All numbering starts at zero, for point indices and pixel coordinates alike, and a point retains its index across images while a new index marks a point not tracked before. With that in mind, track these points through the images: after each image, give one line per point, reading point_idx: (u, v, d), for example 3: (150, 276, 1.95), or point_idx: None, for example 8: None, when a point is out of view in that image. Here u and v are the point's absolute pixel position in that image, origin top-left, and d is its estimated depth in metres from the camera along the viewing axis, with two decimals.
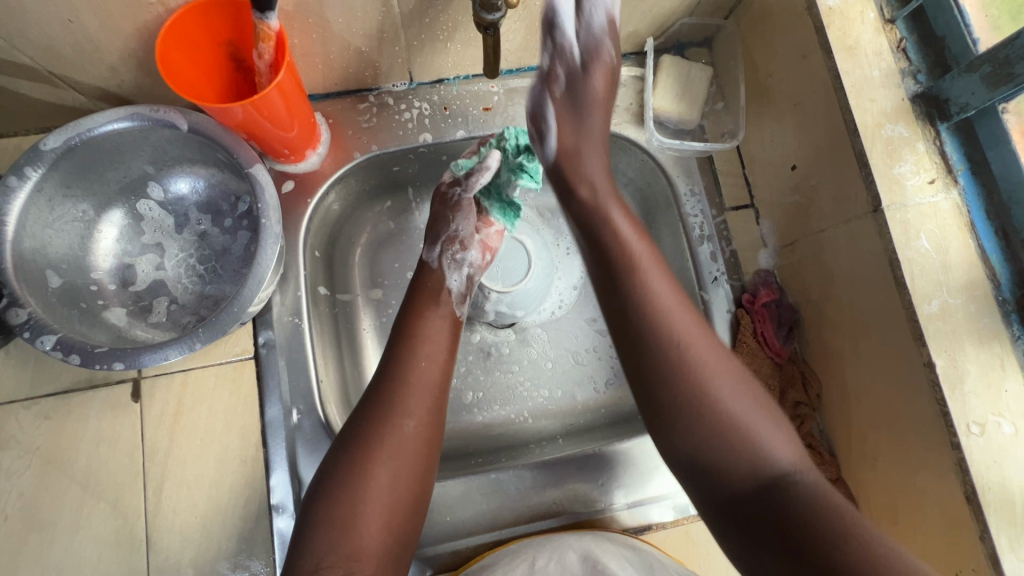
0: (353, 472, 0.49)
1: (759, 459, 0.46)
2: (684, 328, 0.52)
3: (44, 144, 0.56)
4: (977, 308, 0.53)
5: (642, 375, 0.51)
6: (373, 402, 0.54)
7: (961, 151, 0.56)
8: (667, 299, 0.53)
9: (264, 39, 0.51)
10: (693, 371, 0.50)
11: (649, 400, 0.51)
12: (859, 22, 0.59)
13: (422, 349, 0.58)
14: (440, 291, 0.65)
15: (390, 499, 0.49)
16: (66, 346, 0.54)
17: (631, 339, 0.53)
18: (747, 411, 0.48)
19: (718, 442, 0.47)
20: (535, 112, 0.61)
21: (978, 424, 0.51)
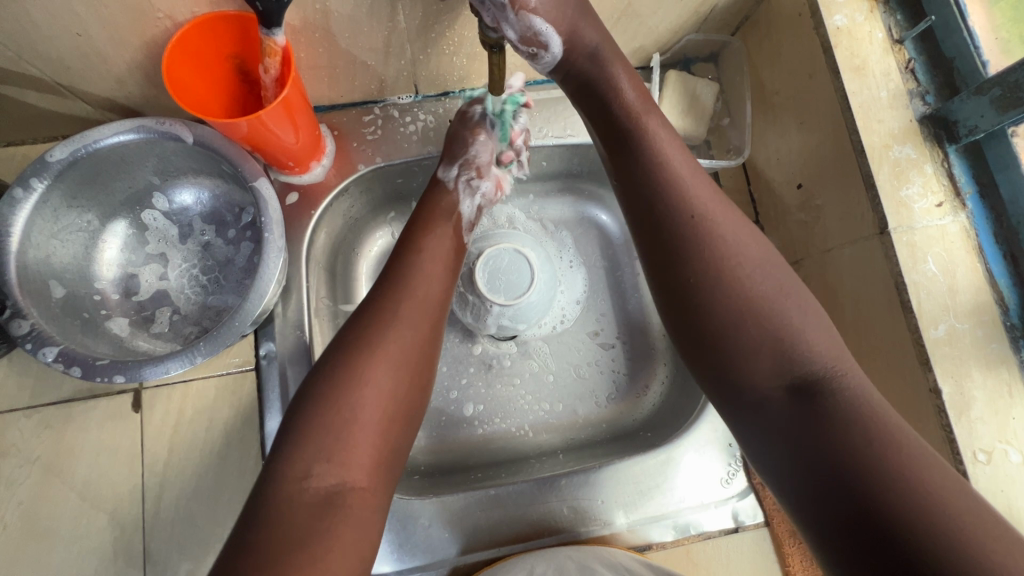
0: (351, 377, 0.48)
1: (794, 354, 0.45)
2: (714, 219, 0.50)
3: (51, 155, 0.56)
4: (984, 333, 0.52)
5: (667, 270, 0.50)
6: (373, 311, 0.53)
7: (969, 174, 0.56)
8: (693, 188, 0.52)
9: (270, 54, 0.52)
10: (719, 256, 0.49)
11: (671, 286, 0.50)
12: (868, 41, 0.59)
13: (424, 259, 0.59)
14: (444, 210, 0.65)
15: (385, 408, 0.49)
16: (67, 358, 0.54)
17: (656, 233, 0.51)
18: (780, 302, 0.47)
19: (750, 336, 0.46)
20: (525, 36, 0.54)
21: (985, 452, 0.50)
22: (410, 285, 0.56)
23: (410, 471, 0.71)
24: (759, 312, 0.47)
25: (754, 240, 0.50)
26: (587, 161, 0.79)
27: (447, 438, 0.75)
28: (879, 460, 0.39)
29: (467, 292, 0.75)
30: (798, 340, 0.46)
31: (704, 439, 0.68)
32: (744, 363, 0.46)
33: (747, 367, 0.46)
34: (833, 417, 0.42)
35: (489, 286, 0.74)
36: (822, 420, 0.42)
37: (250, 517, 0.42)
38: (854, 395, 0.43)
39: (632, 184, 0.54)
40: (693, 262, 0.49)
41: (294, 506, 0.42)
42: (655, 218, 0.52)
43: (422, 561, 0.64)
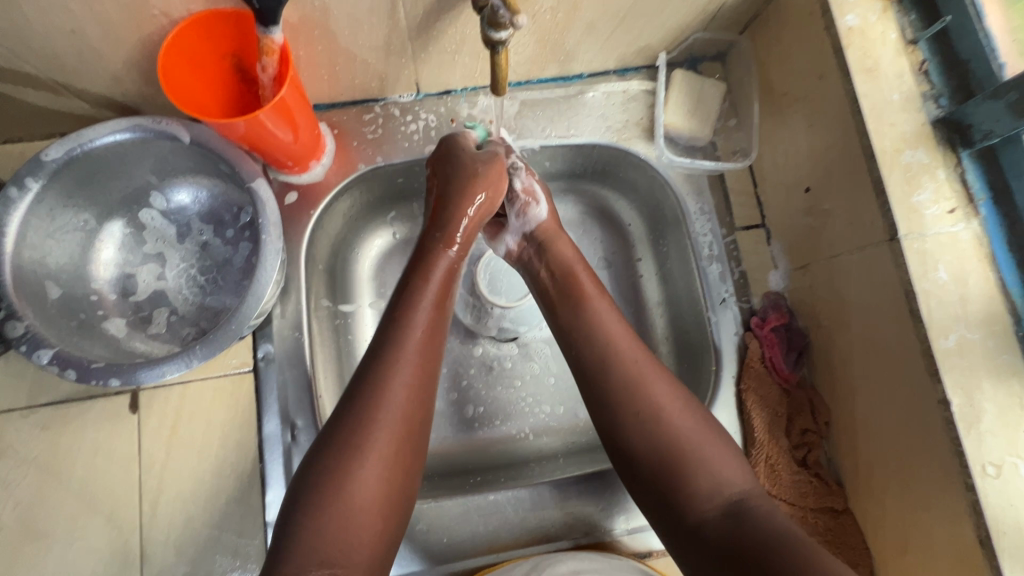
0: (338, 472, 0.46)
1: (714, 488, 0.49)
2: (634, 364, 0.54)
3: (46, 155, 0.56)
4: (995, 344, 0.51)
5: (599, 412, 0.54)
6: (356, 395, 0.49)
7: (983, 179, 0.54)
8: (615, 335, 0.57)
9: (268, 53, 0.51)
10: (645, 396, 0.52)
11: (608, 425, 0.53)
12: (881, 43, 0.57)
13: (412, 334, 0.53)
14: (439, 258, 0.61)
15: (379, 496, 0.47)
16: (63, 361, 0.53)
17: (583, 377, 0.56)
18: (697, 437, 0.51)
19: (675, 475, 0.49)
20: (529, 186, 0.68)
21: (994, 465, 0.49)
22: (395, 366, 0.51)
23: None
24: (682, 450, 0.50)
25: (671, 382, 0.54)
26: (591, 162, 0.78)
27: (447, 440, 0.75)
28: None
29: (467, 291, 0.77)
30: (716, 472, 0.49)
31: None
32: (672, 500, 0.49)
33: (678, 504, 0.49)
34: (759, 547, 0.44)
35: (489, 286, 0.76)
36: (749, 548, 0.45)
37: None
38: (772, 522, 0.47)
39: (569, 333, 0.59)
40: (619, 403, 0.53)
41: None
42: (591, 363, 0.56)
43: (420, 566, 0.63)
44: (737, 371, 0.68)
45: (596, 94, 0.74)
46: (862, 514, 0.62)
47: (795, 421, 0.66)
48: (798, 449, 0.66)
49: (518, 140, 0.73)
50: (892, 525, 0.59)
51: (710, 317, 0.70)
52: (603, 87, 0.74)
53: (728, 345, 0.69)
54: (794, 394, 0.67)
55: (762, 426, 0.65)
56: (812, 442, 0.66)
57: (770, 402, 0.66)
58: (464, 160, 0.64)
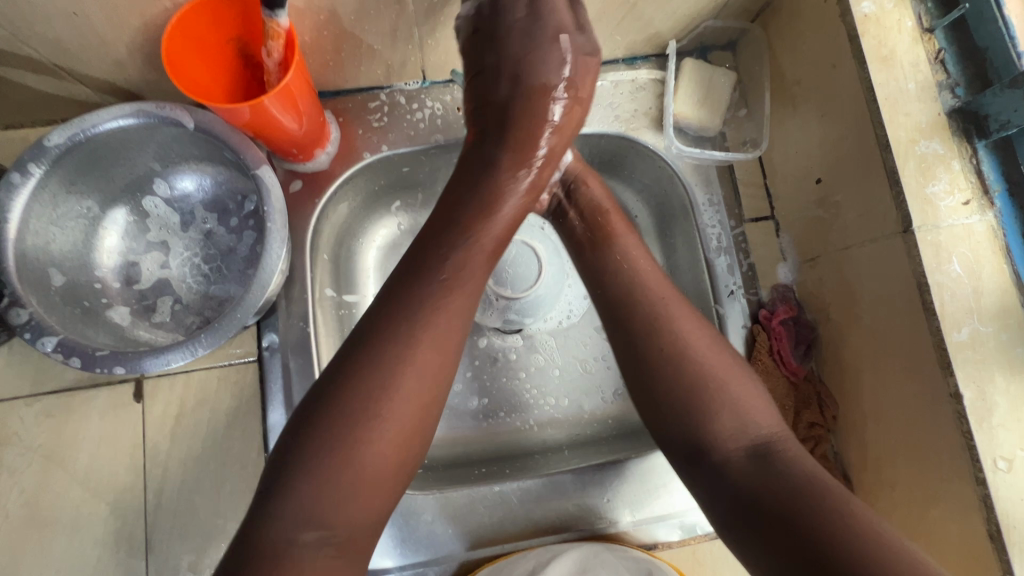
0: (347, 431, 0.42)
1: (745, 424, 0.47)
2: (664, 299, 0.53)
3: (48, 140, 0.55)
4: (1008, 337, 0.50)
5: (624, 342, 0.53)
6: (376, 352, 0.44)
7: (998, 171, 0.53)
8: (647, 275, 0.56)
9: (273, 37, 0.50)
10: (672, 329, 0.51)
11: (633, 358, 0.52)
12: (897, 30, 0.56)
13: (448, 288, 0.48)
14: (511, 189, 0.55)
15: (389, 454, 0.43)
16: (67, 348, 0.53)
17: (614, 320, 0.54)
18: (728, 375, 0.49)
19: (707, 408, 0.48)
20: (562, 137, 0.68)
21: (1006, 459, 0.49)
22: (422, 326, 0.46)
23: None
24: (709, 378, 0.49)
25: (700, 320, 0.53)
26: (598, 153, 0.77)
27: (452, 431, 0.74)
28: (838, 532, 0.39)
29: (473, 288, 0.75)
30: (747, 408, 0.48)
31: None
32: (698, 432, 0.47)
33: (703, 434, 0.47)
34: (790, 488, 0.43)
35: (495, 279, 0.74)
36: (780, 489, 0.43)
37: (231, 570, 0.39)
38: (806, 467, 0.44)
39: (596, 270, 0.58)
40: (652, 337, 0.51)
41: (282, 572, 0.39)
42: (619, 297, 0.55)
43: (424, 556, 0.63)
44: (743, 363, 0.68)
45: (604, 82, 0.73)
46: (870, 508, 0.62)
47: (802, 415, 0.65)
48: (804, 442, 0.65)
49: None
50: (901, 520, 0.58)
51: (718, 309, 0.70)
52: (611, 76, 0.73)
53: (736, 336, 0.69)
54: (801, 387, 0.67)
55: None
56: (820, 436, 0.65)
57: (776, 395, 0.66)
58: (553, 50, 0.56)
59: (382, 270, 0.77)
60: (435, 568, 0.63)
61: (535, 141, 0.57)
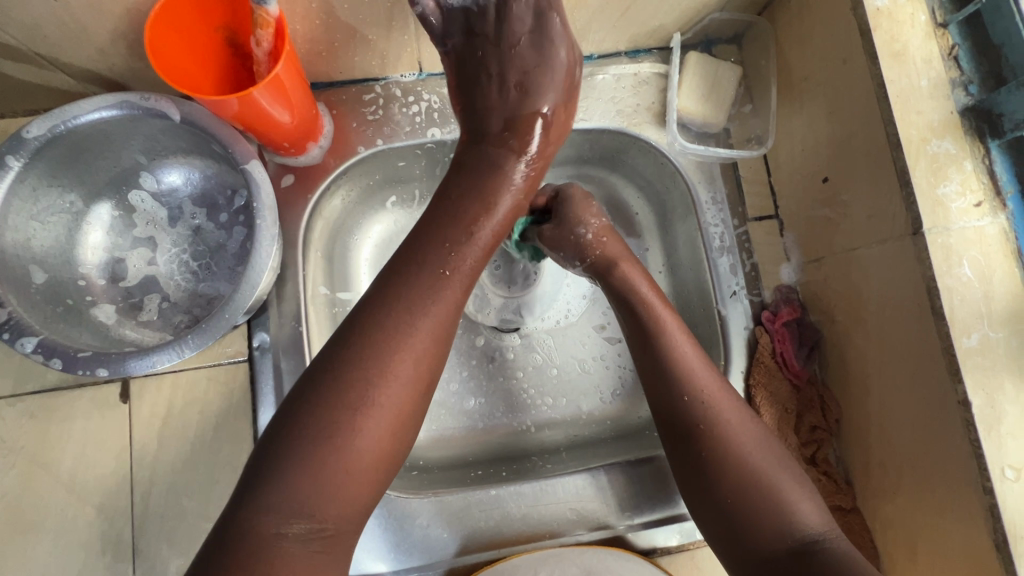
0: (340, 421, 0.41)
1: (791, 520, 0.46)
2: (712, 396, 0.51)
3: (27, 132, 0.52)
4: (1019, 343, 0.49)
5: (672, 435, 0.52)
6: (376, 340, 0.44)
7: (1011, 172, 0.52)
8: (695, 366, 0.53)
9: (262, 26, 0.48)
10: (718, 429, 0.50)
11: (684, 456, 0.51)
12: (910, 25, 0.54)
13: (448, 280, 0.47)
14: (506, 176, 0.53)
15: (380, 449, 0.42)
16: (47, 349, 0.51)
17: (665, 410, 0.52)
18: (776, 474, 0.48)
19: (756, 505, 0.47)
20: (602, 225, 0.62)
21: (1014, 469, 0.47)
22: (420, 313, 0.45)
23: (407, 466, 0.68)
24: (755, 479, 0.47)
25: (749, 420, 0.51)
26: (600, 147, 0.75)
27: (448, 431, 0.73)
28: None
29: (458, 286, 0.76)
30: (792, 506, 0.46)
31: None
32: (744, 526, 0.47)
33: (747, 530, 0.47)
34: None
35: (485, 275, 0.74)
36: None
37: (213, 555, 0.38)
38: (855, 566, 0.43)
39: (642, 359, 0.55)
40: (697, 428, 0.50)
41: (269, 564, 0.37)
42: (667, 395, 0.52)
43: (419, 561, 0.62)
44: (746, 365, 0.67)
45: (606, 76, 0.71)
46: (872, 514, 0.61)
47: (804, 417, 0.65)
48: (806, 446, 0.64)
49: None
50: (904, 527, 0.57)
51: (719, 310, 0.68)
52: (613, 69, 0.71)
53: (738, 338, 0.68)
54: (803, 390, 0.65)
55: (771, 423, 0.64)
56: (821, 439, 0.64)
57: (779, 399, 0.65)
58: (556, 54, 0.55)
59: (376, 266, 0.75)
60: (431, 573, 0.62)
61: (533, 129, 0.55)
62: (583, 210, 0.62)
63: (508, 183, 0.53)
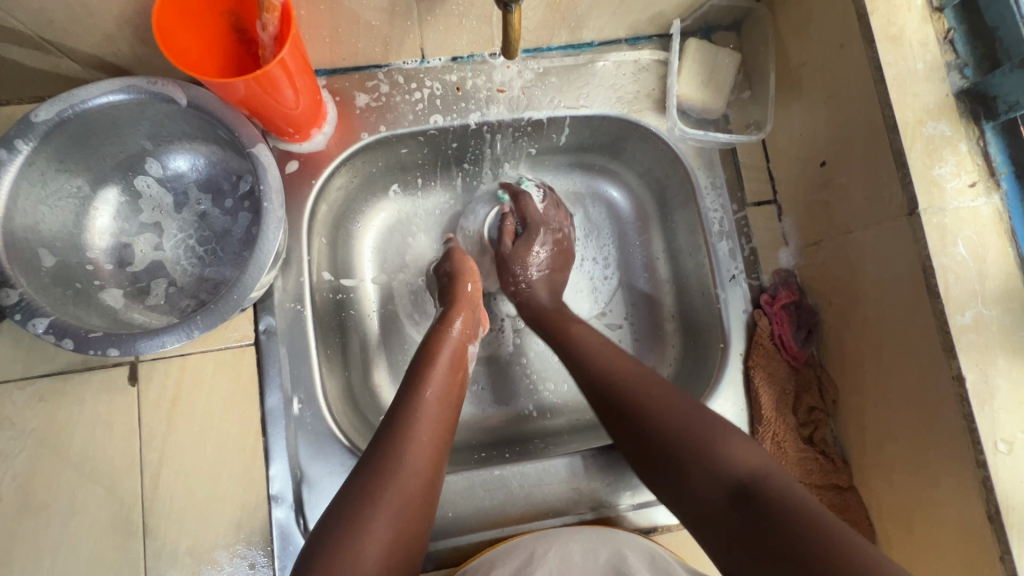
0: (353, 529, 0.45)
1: (725, 465, 0.47)
2: (623, 372, 0.58)
3: (35, 116, 0.53)
4: (1012, 321, 0.50)
5: (605, 413, 0.57)
6: (374, 466, 0.49)
7: (1006, 153, 0.53)
8: (607, 355, 0.61)
9: (269, 9, 0.49)
10: (632, 396, 0.56)
11: (624, 430, 0.55)
12: (906, 9, 0.55)
13: (430, 403, 0.55)
14: (445, 340, 0.61)
15: (388, 547, 0.46)
16: (59, 330, 0.51)
17: (600, 406, 0.58)
18: (700, 423, 0.51)
19: (693, 457, 0.49)
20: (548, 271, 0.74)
21: (1007, 442, 0.48)
22: (415, 431, 0.52)
23: None
24: (681, 430, 0.51)
25: (667, 389, 0.56)
26: (601, 135, 0.76)
27: None
28: (819, 536, 0.39)
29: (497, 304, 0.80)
30: (728, 458, 0.48)
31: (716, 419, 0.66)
32: (689, 492, 0.48)
33: (688, 485, 0.49)
34: (775, 518, 0.42)
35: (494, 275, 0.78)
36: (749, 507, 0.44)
37: None
38: (791, 494, 0.44)
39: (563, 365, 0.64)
40: (629, 409, 0.55)
41: None
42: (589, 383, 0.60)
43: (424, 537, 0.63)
44: (744, 347, 0.68)
45: (606, 63, 0.71)
46: (868, 492, 0.62)
47: (802, 398, 0.66)
48: (804, 427, 0.66)
49: (526, 110, 0.71)
50: (899, 503, 0.59)
51: (719, 294, 0.69)
52: (613, 56, 0.72)
53: (737, 321, 0.69)
54: (801, 371, 0.67)
55: (770, 405, 0.65)
56: (819, 420, 0.66)
57: (777, 380, 0.66)
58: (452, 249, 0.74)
59: (379, 253, 0.78)
60: (433, 554, 0.62)
61: (455, 305, 0.66)
62: (530, 252, 0.73)
63: (449, 336, 0.62)
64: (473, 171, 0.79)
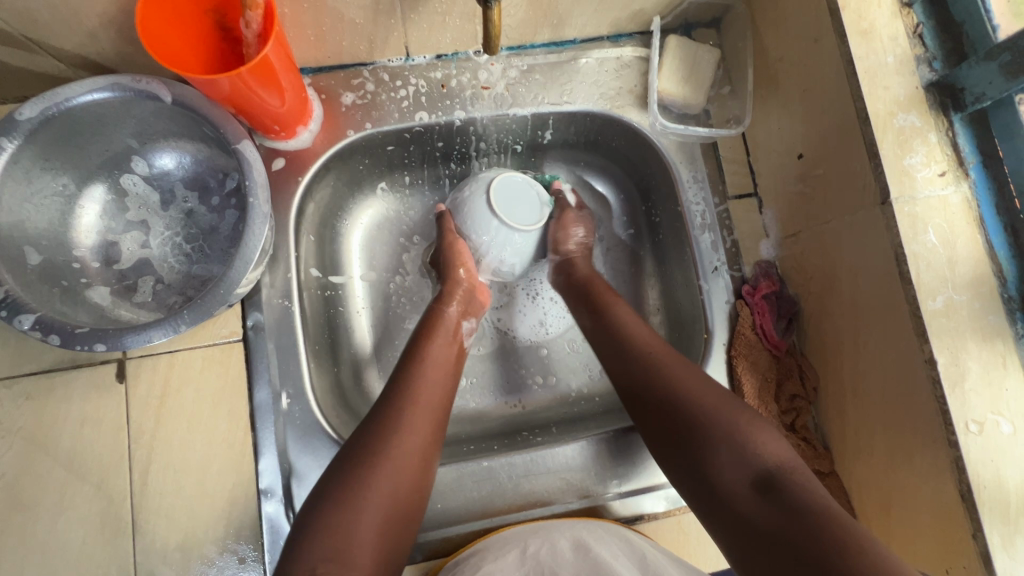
0: (357, 473, 0.49)
1: (753, 455, 0.49)
2: (656, 352, 0.59)
3: (19, 113, 0.53)
4: (981, 305, 0.52)
5: (632, 390, 0.58)
6: (375, 421, 0.53)
7: (973, 143, 0.54)
8: (636, 333, 0.62)
9: (252, 7, 0.50)
10: (662, 377, 0.56)
11: (648, 408, 0.56)
12: (876, 4, 0.57)
13: (427, 370, 0.59)
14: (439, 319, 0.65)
15: (389, 493, 0.49)
16: (45, 326, 0.52)
17: (627, 382, 0.59)
18: (730, 410, 0.52)
19: (719, 444, 0.50)
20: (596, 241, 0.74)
21: (977, 422, 0.50)
22: (414, 392, 0.56)
23: None
24: (709, 415, 0.52)
25: (695, 372, 0.56)
26: (585, 131, 0.77)
27: None
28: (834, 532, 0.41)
29: (512, 268, 0.71)
30: (758, 450, 0.49)
31: None
32: (707, 476, 0.50)
33: (708, 469, 0.50)
34: (797, 511, 0.43)
35: (525, 243, 0.69)
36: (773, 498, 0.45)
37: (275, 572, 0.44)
38: (813, 493, 0.45)
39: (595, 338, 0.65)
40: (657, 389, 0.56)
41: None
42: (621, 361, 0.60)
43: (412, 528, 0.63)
44: (727, 337, 0.69)
45: (588, 60, 0.73)
46: (850, 479, 0.64)
47: (784, 386, 0.67)
48: (786, 414, 0.67)
49: (511, 106, 0.72)
50: (879, 487, 0.60)
51: (701, 286, 0.71)
52: (596, 53, 0.73)
53: (719, 312, 0.70)
54: (783, 360, 0.68)
55: (752, 392, 0.66)
56: (801, 407, 0.67)
57: (760, 368, 0.67)
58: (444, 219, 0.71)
59: (369, 250, 0.79)
60: (422, 546, 0.63)
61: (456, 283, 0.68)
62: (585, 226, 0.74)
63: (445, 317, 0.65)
64: (460, 171, 0.80)
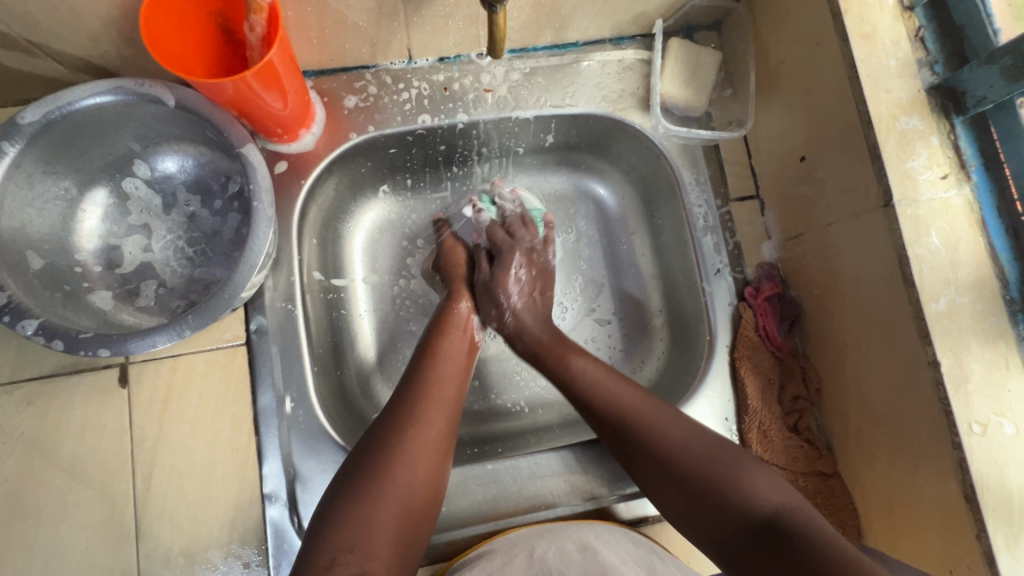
0: (377, 466, 0.49)
1: (750, 501, 0.48)
2: (633, 408, 0.57)
3: (22, 117, 0.53)
4: (983, 307, 0.52)
5: (621, 450, 0.57)
6: (394, 412, 0.54)
7: (975, 146, 0.55)
8: (612, 385, 0.60)
9: (256, 11, 0.49)
10: (644, 436, 0.55)
11: (640, 467, 0.55)
12: (878, 8, 0.57)
13: (440, 364, 0.60)
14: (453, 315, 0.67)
15: (409, 485, 0.49)
16: (48, 331, 0.51)
17: (614, 442, 0.58)
18: (717, 460, 0.52)
19: (716, 497, 0.50)
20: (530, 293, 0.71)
21: (981, 424, 0.50)
22: (430, 384, 0.57)
23: None
24: (699, 472, 0.52)
25: (678, 423, 0.56)
26: (587, 134, 0.77)
27: None
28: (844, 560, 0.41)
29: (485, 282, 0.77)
30: (754, 497, 0.48)
31: (705, 411, 0.67)
32: (714, 527, 0.49)
33: (713, 521, 0.50)
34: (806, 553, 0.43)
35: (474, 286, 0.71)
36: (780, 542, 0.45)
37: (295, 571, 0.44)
38: (817, 530, 0.45)
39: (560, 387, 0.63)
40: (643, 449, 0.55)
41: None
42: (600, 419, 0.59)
43: None
44: (729, 339, 0.69)
45: (590, 62, 0.73)
46: (853, 480, 0.64)
47: (787, 387, 0.67)
48: (789, 415, 0.67)
49: (513, 109, 0.72)
50: (882, 488, 0.60)
51: (704, 288, 0.71)
52: (598, 56, 0.73)
53: (722, 314, 0.70)
54: (786, 361, 0.68)
55: (755, 393, 0.66)
56: (803, 408, 0.67)
57: (763, 369, 0.67)
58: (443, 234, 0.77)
59: (371, 253, 0.79)
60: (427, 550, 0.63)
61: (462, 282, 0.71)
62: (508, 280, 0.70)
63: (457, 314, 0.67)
64: (462, 174, 0.80)
